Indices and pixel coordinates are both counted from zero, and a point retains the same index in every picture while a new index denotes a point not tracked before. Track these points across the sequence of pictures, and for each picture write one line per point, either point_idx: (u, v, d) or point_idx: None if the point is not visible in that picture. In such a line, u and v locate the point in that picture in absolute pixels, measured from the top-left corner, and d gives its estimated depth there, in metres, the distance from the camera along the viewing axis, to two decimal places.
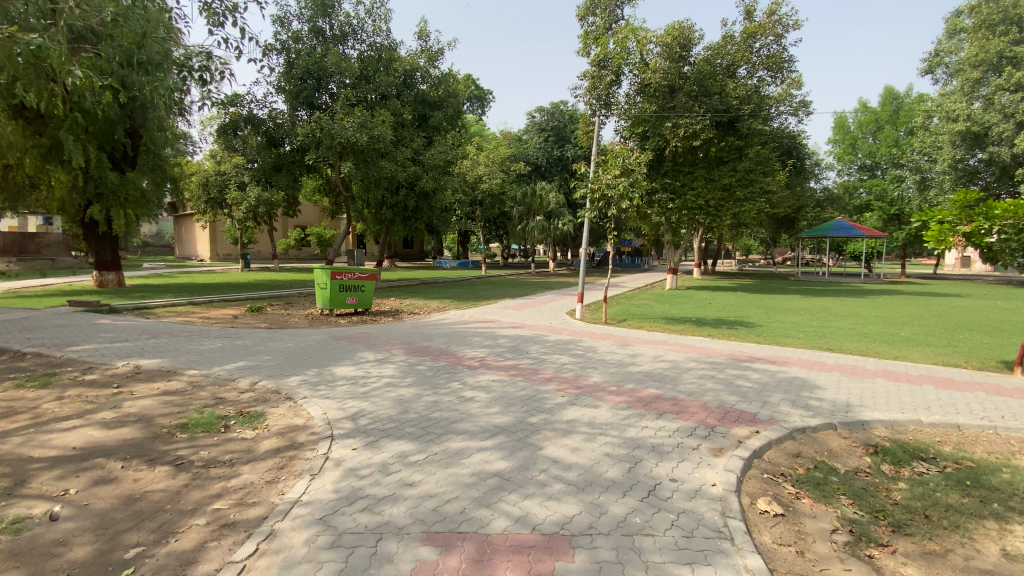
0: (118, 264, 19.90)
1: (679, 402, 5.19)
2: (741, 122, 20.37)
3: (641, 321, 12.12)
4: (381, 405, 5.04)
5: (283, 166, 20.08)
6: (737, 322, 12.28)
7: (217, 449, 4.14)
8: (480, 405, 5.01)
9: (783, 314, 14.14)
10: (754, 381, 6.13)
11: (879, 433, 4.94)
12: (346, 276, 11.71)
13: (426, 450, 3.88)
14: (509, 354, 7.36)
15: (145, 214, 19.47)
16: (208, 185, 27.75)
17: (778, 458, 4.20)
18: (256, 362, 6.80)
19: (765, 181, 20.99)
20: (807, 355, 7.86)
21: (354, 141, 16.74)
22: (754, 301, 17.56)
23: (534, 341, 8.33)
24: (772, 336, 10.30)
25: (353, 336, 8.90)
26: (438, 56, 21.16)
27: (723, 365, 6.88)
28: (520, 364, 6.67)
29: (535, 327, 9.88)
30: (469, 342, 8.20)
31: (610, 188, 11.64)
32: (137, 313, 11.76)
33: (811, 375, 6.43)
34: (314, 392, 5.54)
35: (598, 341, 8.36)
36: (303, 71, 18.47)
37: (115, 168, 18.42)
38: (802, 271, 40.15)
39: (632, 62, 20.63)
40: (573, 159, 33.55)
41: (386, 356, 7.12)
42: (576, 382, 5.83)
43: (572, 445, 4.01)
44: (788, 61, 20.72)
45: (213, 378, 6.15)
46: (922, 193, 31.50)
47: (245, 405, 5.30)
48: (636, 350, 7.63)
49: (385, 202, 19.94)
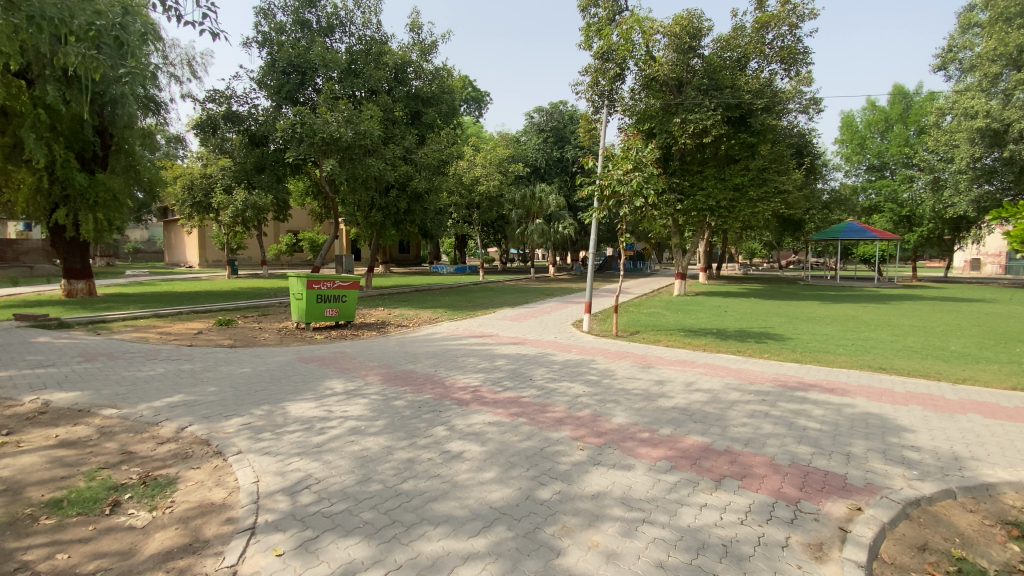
0: (88, 272, 18.29)
1: (738, 460, 3.89)
2: (754, 117, 18.98)
3: (657, 333, 10.83)
4: (336, 468, 3.70)
5: (265, 166, 18.78)
6: (764, 335, 10.96)
7: (84, 555, 2.82)
8: (470, 465, 3.69)
9: (810, 324, 12.88)
10: (821, 423, 4.83)
11: (1014, 502, 3.64)
12: (324, 284, 10.35)
13: (387, 561, 2.57)
14: (508, 381, 6.03)
15: (118, 221, 18.06)
16: (192, 188, 26.38)
17: (903, 558, 2.90)
18: (196, 398, 5.46)
19: (779, 180, 19.78)
20: (866, 381, 6.59)
21: (338, 137, 15.43)
22: (773, 309, 16.25)
23: (538, 363, 7.00)
24: (809, 353, 8.99)
25: (324, 357, 7.55)
26: (431, 50, 19.79)
27: (774, 397, 5.56)
28: (522, 397, 5.35)
29: (538, 343, 8.54)
30: (462, 365, 6.88)
31: (622, 184, 10.22)
32: (89, 329, 10.40)
33: (889, 413, 5.15)
34: (254, 443, 4.22)
35: (614, 363, 7.02)
36: (286, 64, 17.20)
37: (83, 169, 17.06)
38: (811, 274, 38.83)
39: (638, 54, 19.31)
40: (573, 161, 32.39)
41: (357, 387, 5.78)
42: (595, 426, 4.51)
43: (607, 547, 2.69)
44: (804, 53, 19.35)
45: (131, 422, 4.82)
46: (936, 194, 30.26)
47: (157, 465, 3.97)
48: (662, 375, 6.31)
49: (375, 204, 18.60)
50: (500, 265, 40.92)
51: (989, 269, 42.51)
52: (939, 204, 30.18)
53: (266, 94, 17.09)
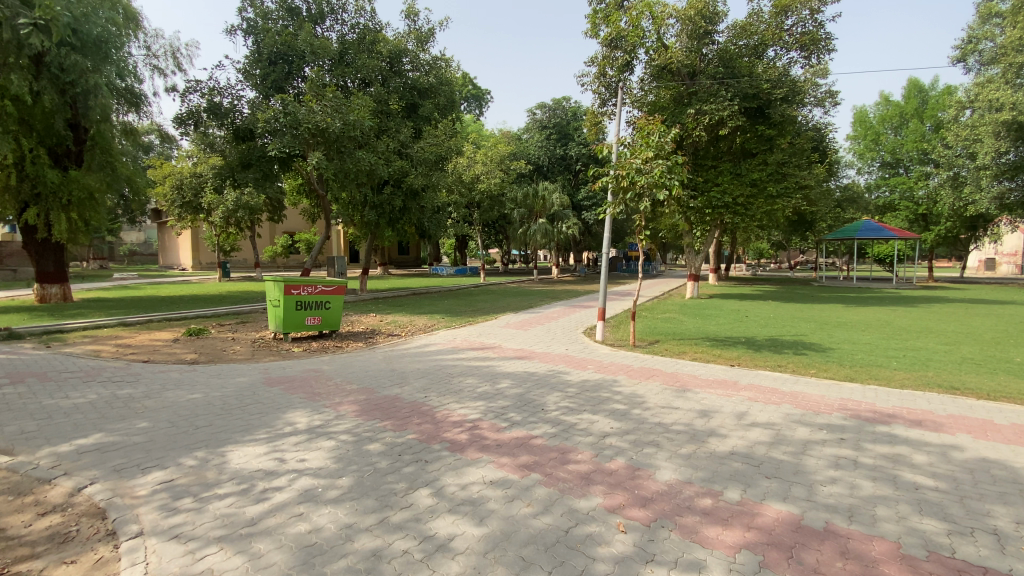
0: (64, 276, 16.98)
1: (854, 551, 2.69)
2: (772, 108, 17.70)
3: (680, 343, 9.63)
4: (267, 569, 2.50)
5: (251, 162, 17.43)
6: (800, 344, 9.72)
7: None
8: (463, 564, 2.50)
9: (847, 331, 11.65)
10: (935, 479, 3.64)
11: None
12: (305, 290, 9.16)
13: None
14: (515, 412, 4.83)
15: (93, 220, 16.77)
16: (182, 187, 25.17)
17: None
18: (117, 440, 4.28)
19: (800, 175, 18.55)
20: (954, 409, 5.39)
21: (325, 128, 14.30)
22: (798, 313, 15.07)
23: (551, 384, 5.85)
24: (859, 367, 7.80)
25: (296, 378, 6.36)
26: (429, 38, 18.57)
27: (856, 438, 4.39)
28: (533, 437, 4.16)
29: (547, 358, 7.36)
30: (459, 388, 5.72)
31: (641, 175, 9.00)
32: (40, 341, 9.20)
33: (1013, 461, 3.97)
34: (163, 519, 3.03)
35: (642, 385, 5.85)
36: (271, 52, 15.84)
37: (55, 165, 15.69)
38: (824, 275, 37.55)
39: (649, 42, 17.99)
40: (577, 158, 31.25)
41: (326, 422, 4.61)
42: (636, 487, 3.32)
43: None
44: (826, 39, 18.01)
45: (15, 481, 3.62)
46: (955, 191, 28.94)
47: (16, 559, 2.77)
48: (706, 404, 5.12)
49: (368, 202, 17.40)
50: (502, 266, 39.74)
51: (1004, 269, 41.19)
52: (958, 202, 28.89)
53: (250, 83, 15.80)
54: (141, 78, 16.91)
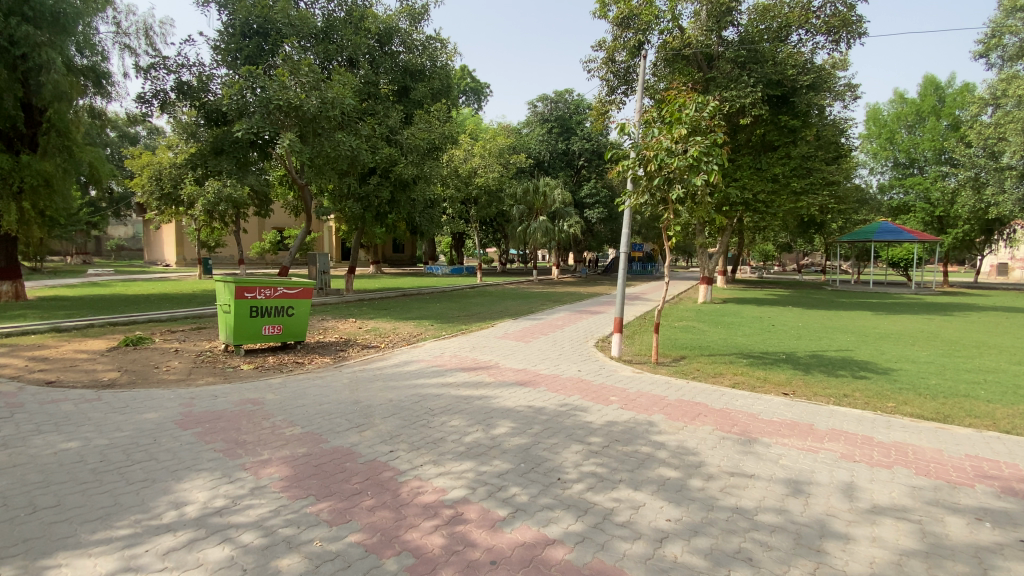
0: (15, 271, 15.16)
1: None
2: (797, 97, 16.25)
3: (712, 360, 8.08)
4: None
5: (224, 149, 15.66)
6: (853, 364, 8.07)
7: None
8: None
9: (896, 346, 10.09)
10: None
11: None
12: (261, 293, 7.55)
13: None
14: (519, 483, 3.27)
15: (51, 212, 14.68)
16: (160, 178, 23.20)
17: None
18: None
19: (826, 170, 17.00)
20: None
21: (300, 105, 12.82)
22: (828, 323, 13.54)
23: (565, 429, 4.29)
24: (944, 398, 6.25)
25: (223, 414, 4.75)
26: (422, 15, 16.91)
27: None
28: (550, 544, 2.59)
29: (556, 385, 5.77)
30: (440, 434, 4.14)
31: (671, 157, 7.43)
32: None
33: None
34: None
35: (689, 432, 4.30)
36: (245, 25, 14.15)
37: (5, 149, 13.74)
38: (835, 279, 36.05)
39: (663, 22, 16.42)
40: (579, 153, 29.78)
41: (233, 504, 3.02)
42: None
43: None
44: (857, 22, 16.32)
45: None
46: (976, 193, 27.43)
47: None
48: (793, 471, 3.57)
49: (353, 192, 15.81)
50: (499, 266, 38.17)
51: (1017, 275, 39.80)
52: (979, 204, 27.35)
53: (222, 60, 14.09)
54: (108, 56, 15.06)
